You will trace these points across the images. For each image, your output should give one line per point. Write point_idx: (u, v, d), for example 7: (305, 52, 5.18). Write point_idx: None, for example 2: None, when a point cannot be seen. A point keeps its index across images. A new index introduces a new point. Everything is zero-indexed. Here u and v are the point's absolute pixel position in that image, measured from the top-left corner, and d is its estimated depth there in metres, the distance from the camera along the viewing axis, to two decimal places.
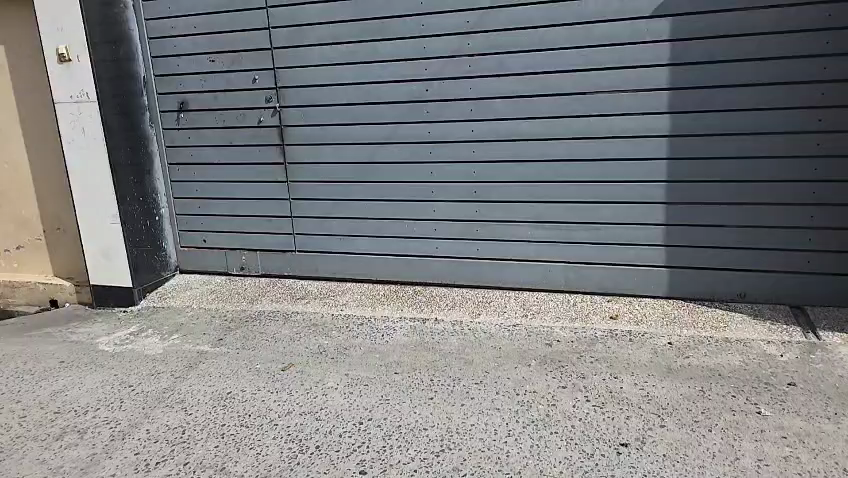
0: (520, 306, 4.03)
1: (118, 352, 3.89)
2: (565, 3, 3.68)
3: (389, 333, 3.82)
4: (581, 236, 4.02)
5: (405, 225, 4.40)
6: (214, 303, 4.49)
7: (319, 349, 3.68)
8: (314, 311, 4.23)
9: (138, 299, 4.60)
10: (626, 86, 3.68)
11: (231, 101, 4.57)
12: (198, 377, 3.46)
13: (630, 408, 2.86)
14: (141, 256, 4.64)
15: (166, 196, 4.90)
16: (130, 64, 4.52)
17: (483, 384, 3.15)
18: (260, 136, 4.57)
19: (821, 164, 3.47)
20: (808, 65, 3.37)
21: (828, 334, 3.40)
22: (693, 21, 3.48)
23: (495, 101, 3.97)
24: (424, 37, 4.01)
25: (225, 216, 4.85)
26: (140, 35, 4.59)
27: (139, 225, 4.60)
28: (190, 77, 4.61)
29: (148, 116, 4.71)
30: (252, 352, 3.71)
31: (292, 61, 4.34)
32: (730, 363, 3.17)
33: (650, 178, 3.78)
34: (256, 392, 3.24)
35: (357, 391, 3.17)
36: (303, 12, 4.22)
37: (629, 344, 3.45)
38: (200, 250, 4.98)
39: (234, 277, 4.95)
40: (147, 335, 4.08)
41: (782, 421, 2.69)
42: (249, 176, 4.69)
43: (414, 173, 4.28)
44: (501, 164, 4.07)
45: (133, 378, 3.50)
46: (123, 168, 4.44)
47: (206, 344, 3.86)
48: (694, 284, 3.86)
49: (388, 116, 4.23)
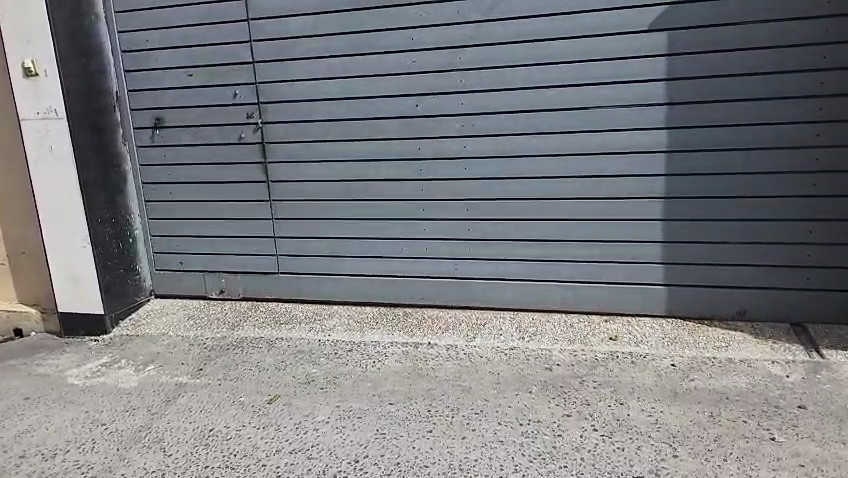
0: (515, 328, 3.89)
1: (89, 385, 3.63)
2: (619, 12, 3.51)
3: (382, 359, 3.64)
4: (577, 254, 3.92)
5: (395, 244, 4.25)
6: (193, 330, 4.25)
7: (307, 378, 3.48)
8: (299, 336, 4.02)
9: (111, 326, 4.35)
10: (624, 101, 3.60)
11: (212, 117, 4.37)
12: (177, 412, 3.23)
13: (639, 437, 2.73)
14: (114, 281, 4.39)
15: (140, 216, 4.66)
16: (101, 78, 4.29)
17: (483, 414, 3.00)
18: (243, 154, 4.38)
19: (819, 179, 3.43)
20: (806, 80, 3.33)
21: (832, 352, 3.32)
22: (692, 34, 3.43)
23: (489, 116, 3.85)
24: (415, 51, 3.89)
25: (204, 237, 4.63)
26: (113, 48, 4.38)
27: (111, 248, 4.35)
28: (166, 92, 4.41)
29: (121, 132, 4.47)
30: (235, 383, 3.49)
31: (274, 76, 4.18)
32: (737, 385, 3.08)
33: (646, 195, 3.70)
34: (242, 429, 3.03)
35: (350, 425, 2.99)
36: (288, 24, 4.06)
37: (631, 367, 3.33)
38: (177, 273, 4.74)
39: (214, 302, 4.72)
40: (120, 366, 3.83)
41: (796, 447, 2.59)
42: (231, 196, 4.48)
43: (404, 190, 4.14)
44: (494, 181, 3.95)
45: (106, 415, 3.26)
46: (94, 187, 4.19)
47: (184, 376, 3.63)
48: (693, 302, 3.78)
49: (377, 133, 4.08)
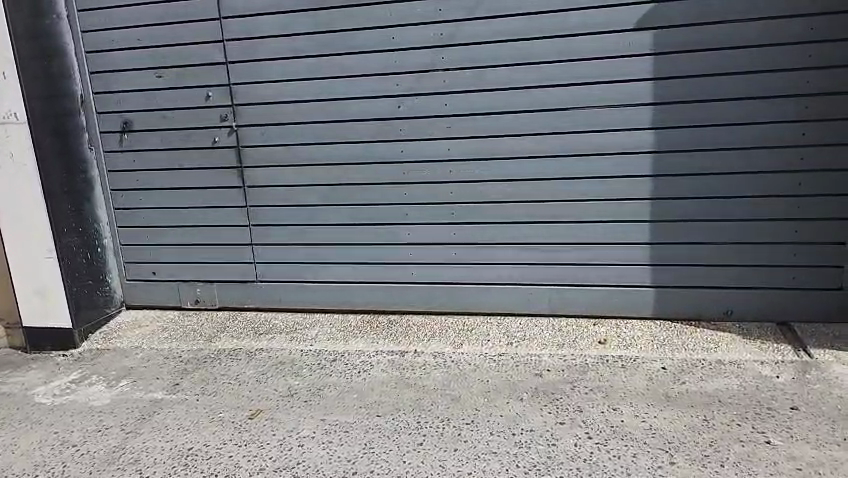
0: (503, 333, 3.82)
1: (57, 403, 3.44)
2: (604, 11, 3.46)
3: (366, 369, 3.52)
4: (563, 256, 3.87)
5: (377, 249, 4.14)
6: (168, 343, 4.07)
7: (289, 390, 3.35)
8: (280, 347, 3.89)
9: (80, 341, 4.13)
10: (610, 101, 3.56)
11: (184, 121, 4.20)
12: (152, 431, 3.06)
13: (635, 444, 2.67)
14: (82, 293, 4.17)
15: (109, 225, 4.47)
16: (64, 80, 4.09)
17: (475, 424, 2.91)
18: (217, 158, 4.22)
19: (804, 178, 3.44)
20: (791, 79, 3.33)
21: (819, 351, 3.32)
22: (677, 33, 3.40)
23: (473, 118, 3.77)
24: (395, 50, 3.79)
25: (178, 246, 4.45)
26: (76, 49, 4.18)
27: (78, 259, 4.13)
28: (135, 94, 4.22)
29: (86, 137, 4.27)
30: (214, 397, 3.33)
31: (249, 77, 4.03)
32: (728, 387, 3.05)
33: (632, 196, 3.67)
34: (222, 447, 2.89)
35: (336, 440, 2.87)
36: (262, 23, 3.92)
37: (621, 371, 3.28)
38: (150, 283, 4.56)
39: (189, 312, 4.55)
40: (90, 383, 3.64)
41: (792, 450, 2.56)
42: (205, 202, 4.32)
43: (386, 194, 4.03)
44: (479, 184, 3.87)
45: (76, 436, 3.08)
46: (58, 196, 3.97)
47: (160, 391, 3.46)
48: (680, 303, 3.77)
49: (358, 136, 3.97)
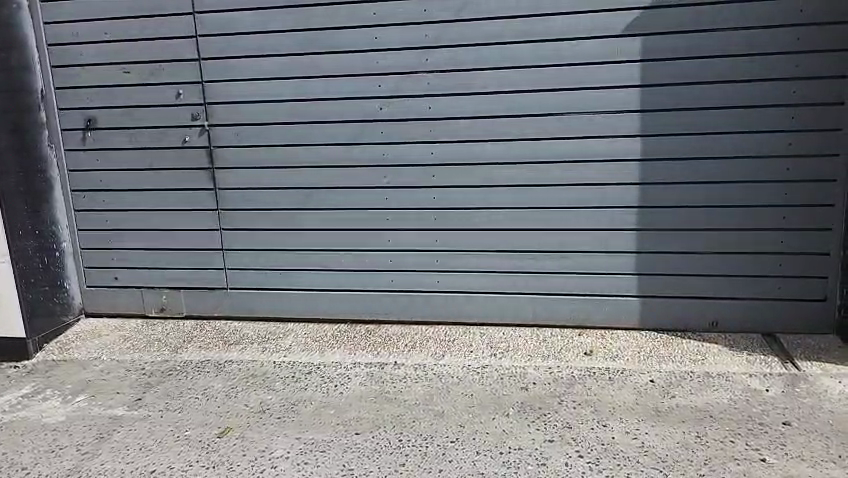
0: (486, 344, 3.69)
1: (6, 420, 3.16)
2: (594, 16, 3.38)
3: (345, 382, 3.35)
4: (548, 264, 3.76)
5: (356, 256, 3.97)
6: (129, 354, 3.81)
7: (262, 406, 3.15)
8: (252, 358, 3.68)
9: (33, 352, 3.84)
10: (597, 107, 3.47)
11: (152, 119, 3.97)
12: (111, 452, 2.82)
13: (628, 463, 2.56)
14: (38, 301, 3.88)
15: (69, 228, 4.19)
16: (23, 73, 3.82)
17: (460, 442, 2.75)
18: (186, 159, 4.00)
19: (791, 188, 3.40)
20: (780, 89, 3.29)
21: (807, 364, 3.27)
22: (668, 40, 3.33)
23: (458, 122, 3.64)
24: (378, 50, 3.64)
25: (143, 250, 4.20)
26: (38, 42, 3.92)
27: (34, 263, 3.83)
28: (100, 90, 3.98)
29: (46, 135, 4.00)
30: (180, 414, 3.11)
31: (223, 74, 3.82)
32: (719, 401, 2.97)
33: (619, 204, 3.59)
34: (188, 469, 2.67)
35: (312, 460, 2.68)
36: (238, 19, 3.73)
37: (609, 384, 3.18)
38: (113, 290, 4.30)
39: (154, 321, 4.29)
40: (44, 398, 3.36)
41: (788, 469, 2.47)
42: (174, 205, 4.09)
43: (366, 199, 3.86)
44: (463, 190, 3.74)
45: (26, 458, 2.82)
46: (14, 196, 3.67)
47: (120, 407, 3.22)
48: (666, 313, 3.70)
49: (337, 138, 3.80)
